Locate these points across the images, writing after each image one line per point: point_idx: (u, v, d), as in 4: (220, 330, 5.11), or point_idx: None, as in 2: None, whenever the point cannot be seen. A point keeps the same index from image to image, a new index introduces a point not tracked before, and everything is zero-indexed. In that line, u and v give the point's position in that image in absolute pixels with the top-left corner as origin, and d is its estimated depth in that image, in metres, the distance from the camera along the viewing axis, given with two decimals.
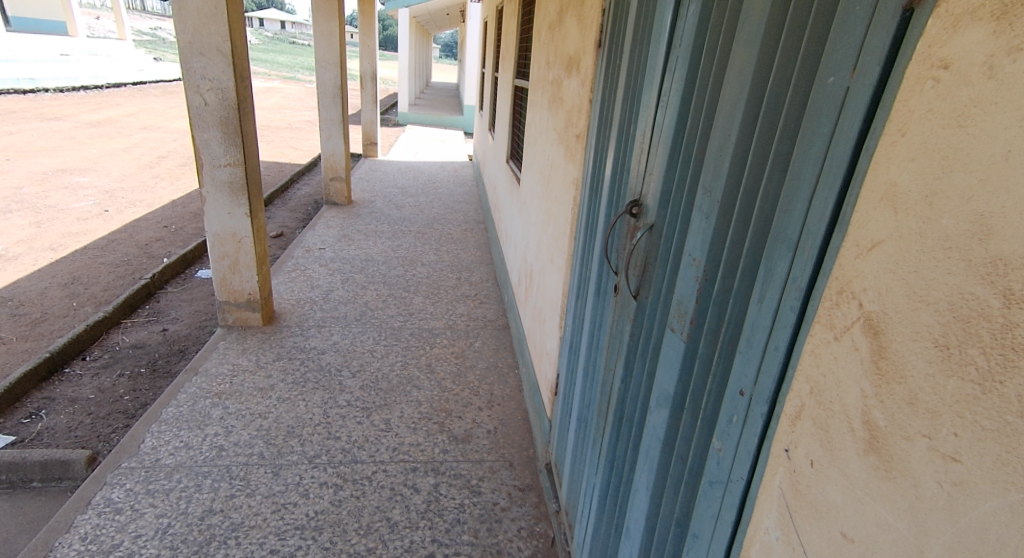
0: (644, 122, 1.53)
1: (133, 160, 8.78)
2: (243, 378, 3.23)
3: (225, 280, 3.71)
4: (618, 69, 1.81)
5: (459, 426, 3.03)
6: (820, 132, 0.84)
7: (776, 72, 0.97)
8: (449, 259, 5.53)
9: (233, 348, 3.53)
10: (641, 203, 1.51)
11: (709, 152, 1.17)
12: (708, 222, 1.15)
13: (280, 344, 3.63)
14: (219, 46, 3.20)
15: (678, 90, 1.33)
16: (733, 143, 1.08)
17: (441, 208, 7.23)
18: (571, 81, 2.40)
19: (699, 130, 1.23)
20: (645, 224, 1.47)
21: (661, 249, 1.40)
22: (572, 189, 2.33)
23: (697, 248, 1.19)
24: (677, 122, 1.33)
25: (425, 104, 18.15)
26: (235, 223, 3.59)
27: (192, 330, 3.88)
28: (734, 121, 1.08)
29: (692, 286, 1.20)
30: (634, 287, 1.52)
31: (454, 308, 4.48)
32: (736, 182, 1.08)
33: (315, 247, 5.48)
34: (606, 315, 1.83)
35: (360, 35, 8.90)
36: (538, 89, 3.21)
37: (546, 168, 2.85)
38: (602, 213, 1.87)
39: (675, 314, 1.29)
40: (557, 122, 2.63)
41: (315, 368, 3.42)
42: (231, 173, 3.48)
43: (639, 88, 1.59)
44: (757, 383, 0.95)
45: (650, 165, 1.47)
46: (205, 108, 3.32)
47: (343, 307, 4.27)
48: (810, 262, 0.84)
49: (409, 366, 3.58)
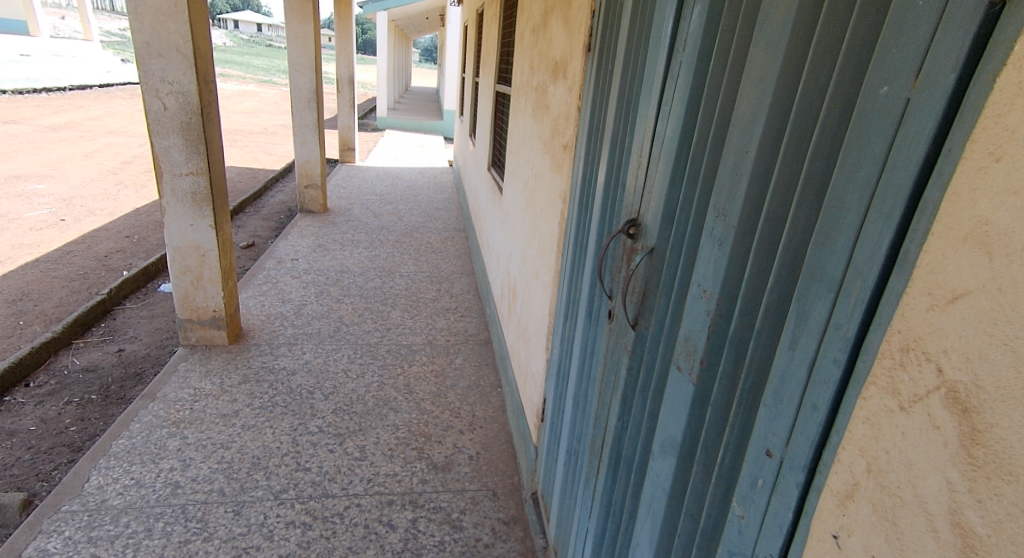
0: (641, 133, 1.39)
1: (96, 166, 8.43)
2: (205, 403, 3.02)
3: (187, 297, 3.49)
4: (610, 76, 1.67)
5: (439, 452, 2.88)
6: (870, 152, 0.70)
7: (808, 80, 0.83)
8: (428, 269, 5.35)
9: (195, 370, 3.31)
10: (639, 223, 1.36)
11: (721, 171, 1.04)
12: (722, 249, 1.02)
13: (247, 365, 3.42)
14: (179, 47, 2.99)
15: (682, 99, 1.19)
16: (753, 160, 0.94)
17: (420, 216, 7.05)
18: (557, 88, 2.26)
19: (708, 145, 1.10)
20: (644, 248, 1.32)
21: (663, 277, 1.26)
22: (558, 203, 2.18)
23: (710, 279, 1.05)
24: (680, 134, 1.19)
25: (404, 108, 17.98)
26: (199, 236, 3.38)
27: (151, 350, 3.63)
28: (753, 136, 0.95)
29: (705, 323, 1.06)
30: (632, 316, 1.37)
31: (434, 322, 4.31)
32: (757, 208, 0.95)
33: (288, 258, 5.26)
34: (598, 342, 1.68)
35: (337, 38, 8.70)
36: (520, 96, 3.07)
37: (530, 179, 2.71)
38: (593, 230, 1.72)
39: (682, 352, 1.15)
40: (541, 131, 2.49)
41: (284, 390, 3.22)
42: (193, 183, 3.26)
43: (636, 96, 1.45)
44: (789, 445, 0.81)
45: (649, 181, 1.33)
46: (164, 113, 3.11)
47: (316, 323, 4.08)
48: (860, 309, 0.70)
49: (386, 387, 3.40)
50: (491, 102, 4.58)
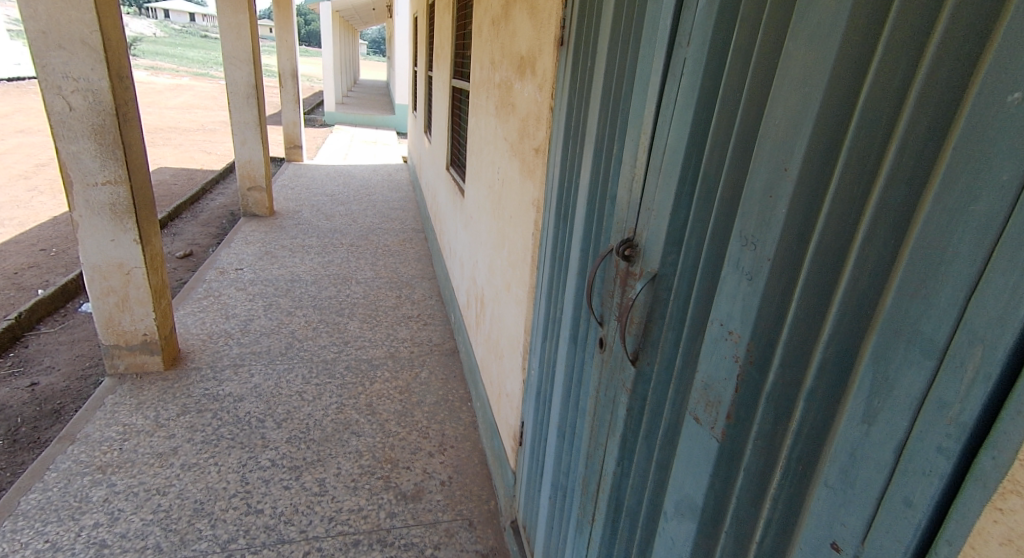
0: (634, 138, 1.20)
1: (4, 171, 7.70)
2: (137, 441, 2.73)
3: (111, 321, 3.15)
4: (590, 72, 1.48)
5: (408, 480, 2.66)
6: (993, 179, 0.53)
7: (876, 80, 0.66)
8: (387, 274, 5.08)
9: (124, 403, 3.00)
10: (635, 244, 1.19)
11: (746, 190, 0.86)
12: (753, 286, 0.84)
13: (186, 394, 3.15)
14: (84, 38, 2.63)
15: (688, 104, 1.00)
16: (794, 177, 0.76)
17: (375, 216, 6.74)
18: (524, 85, 2.05)
19: (729, 158, 0.92)
20: (644, 273, 1.14)
21: (672, 309, 1.08)
22: (531, 211, 1.99)
23: (736, 319, 0.88)
24: (688, 143, 1.00)
25: (354, 102, 17.36)
26: (121, 252, 3.04)
27: (71, 382, 3.27)
28: (793, 150, 0.77)
29: (732, 370, 0.88)
30: (630, 349, 1.19)
31: (395, 332, 4.06)
32: (801, 238, 0.77)
33: (231, 268, 4.90)
34: (587, 372, 1.51)
35: (276, 28, 8.21)
36: (481, 92, 2.85)
37: (496, 183, 2.51)
38: (577, 246, 1.54)
39: (701, 401, 0.97)
40: (507, 131, 2.29)
41: (230, 420, 2.97)
42: (110, 194, 2.91)
43: (625, 95, 1.26)
44: (868, 544, 0.65)
45: (647, 195, 1.14)
46: (70, 113, 2.73)
47: (265, 340, 3.79)
48: (980, 390, 0.54)
49: (345, 409, 3.16)
50: (446, 97, 4.33)
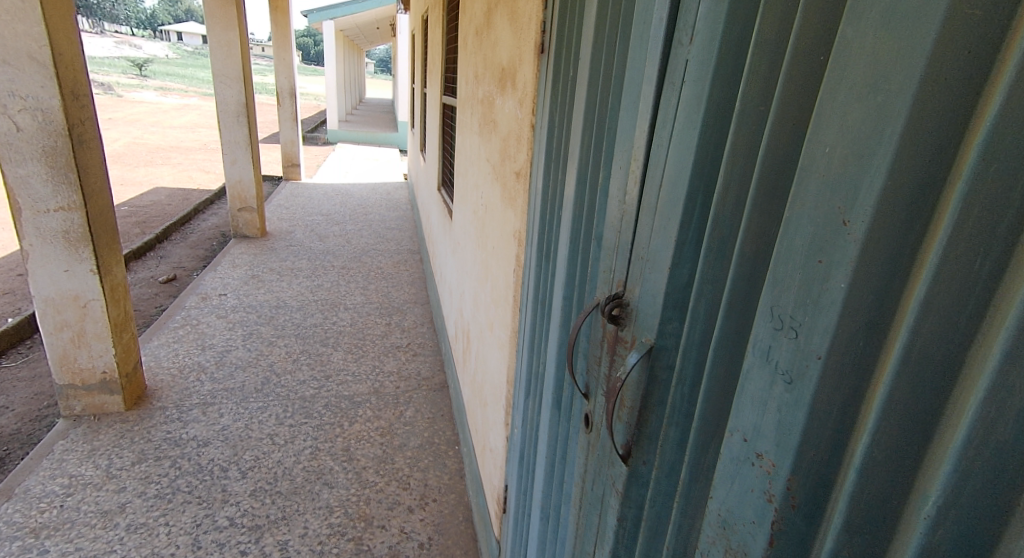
0: (624, 165, 0.92)
1: None
2: (83, 496, 2.50)
3: (66, 357, 2.95)
4: (572, 83, 1.20)
5: (382, 543, 2.36)
6: None
7: (1013, 84, 0.39)
8: (378, 299, 4.81)
9: (76, 449, 2.78)
10: (624, 301, 0.90)
11: (781, 249, 0.57)
12: (793, 394, 0.56)
13: (147, 437, 2.90)
14: (32, 53, 2.43)
15: (692, 120, 0.72)
16: (859, 235, 0.48)
17: (371, 237, 6.50)
18: (505, 100, 1.79)
19: (750, 197, 0.64)
20: (637, 344, 0.85)
21: (674, 397, 0.80)
22: (512, 244, 1.71)
23: (767, 436, 0.59)
24: (692, 175, 0.73)
25: (358, 120, 17.31)
26: (76, 283, 2.84)
27: (24, 424, 3.08)
28: (857, 193, 0.48)
29: (764, 514, 0.59)
30: (619, 442, 0.90)
31: (382, 364, 3.78)
32: (875, 332, 0.49)
33: (214, 294, 4.65)
34: (572, 450, 1.22)
35: (274, 46, 8.09)
36: (466, 108, 2.60)
37: (480, 209, 2.25)
38: (559, 292, 1.26)
39: (716, 542, 0.67)
40: (489, 152, 2.03)
41: (190, 469, 2.71)
42: (63, 221, 2.70)
43: (613, 109, 0.98)
44: None
45: (639, 238, 0.86)
46: (18, 134, 2.53)
47: (240, 375, 3.53)
48: None
49: (320, 455, 2.88)
50: (437, 114, 4.08)
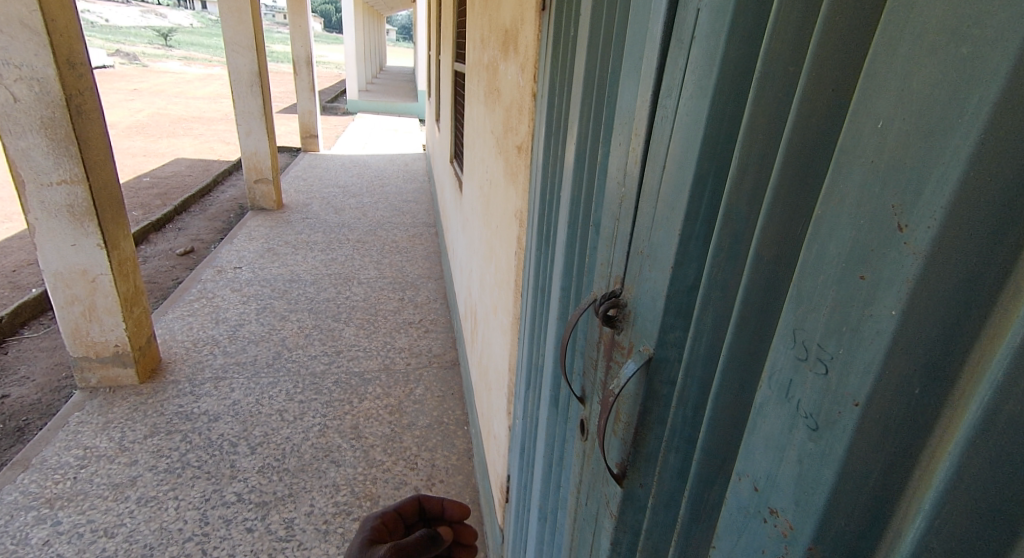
0: (625, 140, 0.78)
1: None
2: (95, 468, 2.50)
3: (78, 331, 2.94)
4: (573, 44, 1.06)
5: None
6: None
7: None
8: (392, 274, 4.74)
9: (90, 422, 2.79)
10: (621, 301, 0.78)
11: (809, 256, 0.44)
12: (818, 445, 0.43)
13: (159, 411, 2.89)
14: (24, 20, 2.35)
15: (701, 87, 0.58)
16: (921, 249, 0.36)
17: (387, 209, 6.41)
18: (507, 66, 1.64)
19: (772, 188, 0.50)
20: (635, 352, 0.73)
21: (675, 419, 0.67)
22: (514, 224, 1.59)
23: (784, 491, 0.47)
24: (700, 156, 0.59)
25: (379, 90, 17.06)
26: (83, 258, 2.81)
27: (42, 394, 3.11)
28: (924, 191, 0.35)
29: None
30: (613, 461, 0.78)
31: (393, 341, 3.72)
32: (938, 380, 0.37)
33: (229, 266, 4.63)
34: (568, 455, 1.11)
35: (290, 13, 7.93)
36: (474, 75, 2.44)
37: (485, 185, 2.12)
38: (557, 282, 1.13)
39: None
40: (493, 123, 1.89)
41: (200, 444, 2.69)
42: (66, 194, 2.66)
43: (615, 74, 0.84)
44: None
45: (640, 226, 0.73)
46: (16, 105, 2.47)
47: (252, 349, 3.51)
48: None
49: (328, 432, 2.84)
50: (449, 83, 3.92)
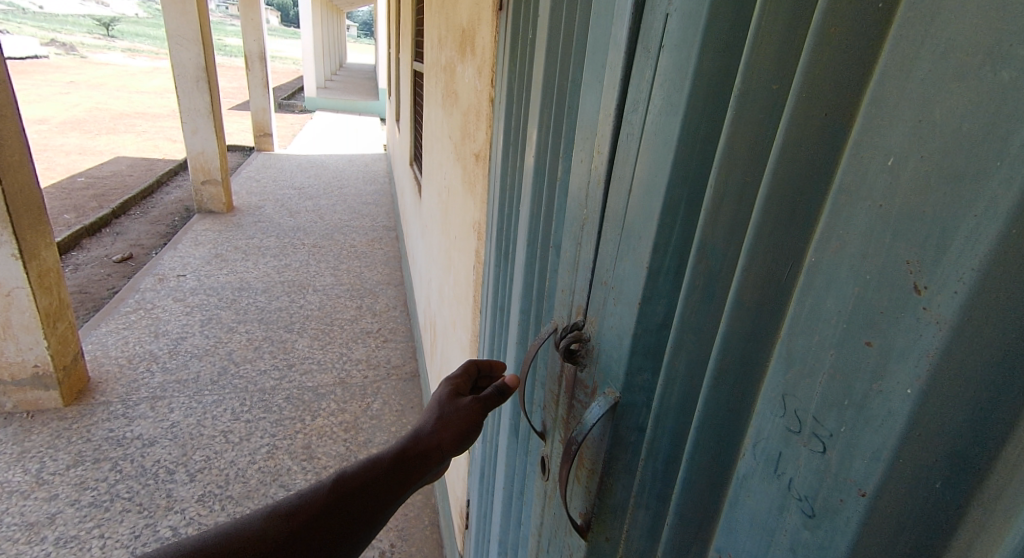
0: (585, 155, 0.71)
1: None
2: (8, 506, 2.29)
3: None
4: (531, 48, 0.98)
5: None
6: None
7: None
8: (349, 281, 4.58)
9: (4, 453, 2.56)
10: (583, 333, 0.70)
11: (802, 310, 0.38)
12: (816, 535, 0.36)
13: (86, 437, 2.68)
14: None
15: (671, 103, 0.51)
16: (947, 319, 0.29)
17: (345, 212, 6.21)
18: (465, 68, 1.55)
19: (755, 224, 0.43)
20: (598, 394, 0.65)
21: (643, 473, 0.60)
22: (472, 236, 1.50)
23: None
24: (670, 183, 0.52)
25: (337, 87, 16.67)
26: None
27: None
28: (952, 251, 0.29)
29: None
30: (578, 510, 0.69)
31: (350, 352, 3.57)
32: (965, 473, 0.30)
33: (172, 274, 4.38)
34: (529, 489, 1.03)
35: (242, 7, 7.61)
36: (432, 77, 2.34)
37: (444, 192, 2.02)
38: (516, 302, 1.05)
39: None
40: (451, 128, 1.79)
41: (132, 473, 2.50)
42: None
43: (575, 83, 0.77)
44: None
45: (602, 252, 0.65)
46: None
47: (195, 365, 3.31)
48: None
49: (277, 454, 2.68)
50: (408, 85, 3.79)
